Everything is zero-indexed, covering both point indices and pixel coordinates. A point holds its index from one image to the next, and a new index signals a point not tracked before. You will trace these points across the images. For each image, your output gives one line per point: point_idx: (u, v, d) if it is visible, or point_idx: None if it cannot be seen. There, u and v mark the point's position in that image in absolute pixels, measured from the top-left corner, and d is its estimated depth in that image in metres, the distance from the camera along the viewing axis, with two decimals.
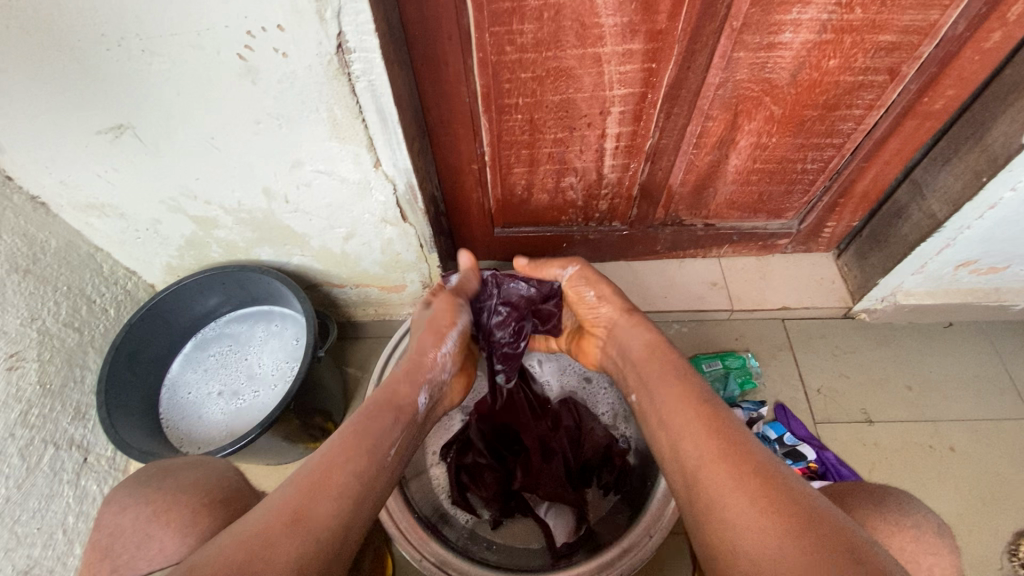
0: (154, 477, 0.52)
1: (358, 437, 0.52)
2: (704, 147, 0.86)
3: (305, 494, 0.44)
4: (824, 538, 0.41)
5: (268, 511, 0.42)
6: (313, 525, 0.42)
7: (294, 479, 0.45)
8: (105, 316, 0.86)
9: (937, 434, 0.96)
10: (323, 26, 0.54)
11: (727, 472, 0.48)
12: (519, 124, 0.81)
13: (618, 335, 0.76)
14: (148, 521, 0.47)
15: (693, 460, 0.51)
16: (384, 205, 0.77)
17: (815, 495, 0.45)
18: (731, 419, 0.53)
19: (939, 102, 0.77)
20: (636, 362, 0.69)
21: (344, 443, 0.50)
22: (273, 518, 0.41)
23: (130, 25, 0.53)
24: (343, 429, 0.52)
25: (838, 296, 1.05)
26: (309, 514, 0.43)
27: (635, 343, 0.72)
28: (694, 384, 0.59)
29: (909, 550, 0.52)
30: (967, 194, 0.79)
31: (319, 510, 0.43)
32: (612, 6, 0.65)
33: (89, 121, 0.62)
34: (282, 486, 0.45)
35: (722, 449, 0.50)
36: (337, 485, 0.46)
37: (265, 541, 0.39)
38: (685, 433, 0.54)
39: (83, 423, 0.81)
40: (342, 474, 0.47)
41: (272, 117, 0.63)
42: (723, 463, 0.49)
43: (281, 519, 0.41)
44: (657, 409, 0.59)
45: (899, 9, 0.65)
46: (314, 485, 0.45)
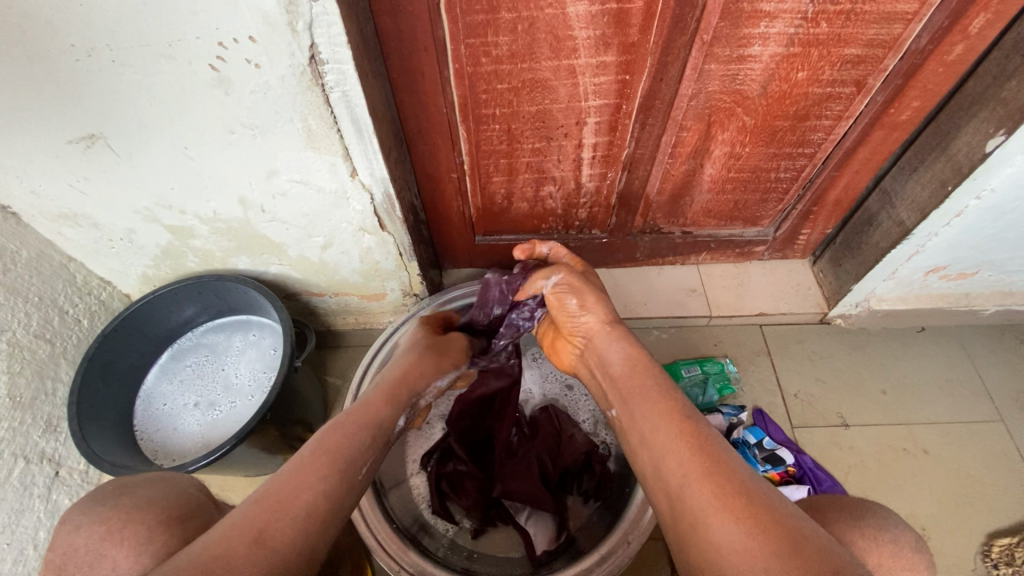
0: (123, 491, 0.51)
1: (330, 451, 0.52)
2: (679, 156, 0.87)
3: (268, 511, 0.44)
4: (806, 559, 0.42)
5: (230, 527, 0.42)
6: (272, 543, 0.42)
7: (259, 497, 0.45)
8: (78, 326, 0.85)
9: (911, 437, 0.98)
10: (295, 37, 0.54)
11: (709, 492, 0.48)
12: (496, 133, 0.81)
13: (597, 347, 0.73)
14: (118, 535, 0.47)
15: (675, 480, 0.51)
16: (362, 214, 0.77)
17: (796, 512, 0.46)
18: (712, 436, 0.54)
19: (904, 113, 0.79)
20: (615, 379, 0.67)
21: (312, 459, 0.50)
22: (235, 537, 0.41)
23: (100, 36, 0.53)
24: (314, 444, 0.52)
25: (814, 302, 1.07)
26: (272, 535, 0.43)
27: (613, 356, 0.70)
28: (675, 399, 0.59)
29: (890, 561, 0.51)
30: (934, 202, 0.81)
31: (282, 530, 0.43)
32: (585, 19, 0.66)
33: (60, 131, 0.62)
34: (246, 503, 0.45)
35: (702, 465, 0.51)
36: (303, 502, 0.46)
37: (226, 560, 0.39)
38: (668, 450, 0.54)
39: (54, 436, 0.80)
40: (309, 490, 0.47)
41: (246, 127, 0.63)
42: (704, 481, 0.49)
43: (244, 538, 0.41)
44: (638, 423, 0.60)
45: (863, 23, 0.67)
46: (278, 503, 0.45)
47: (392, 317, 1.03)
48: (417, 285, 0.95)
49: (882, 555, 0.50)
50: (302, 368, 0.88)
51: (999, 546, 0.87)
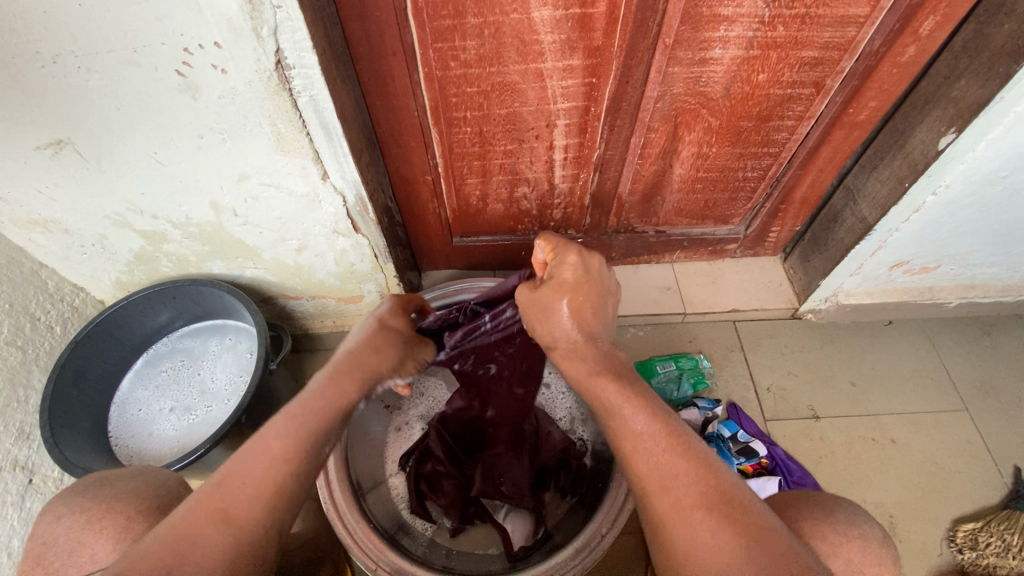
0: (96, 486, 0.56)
1: (294, 435, 0.50)
2: (649, 157, 0.89)
3: (227, 493, 0.46)
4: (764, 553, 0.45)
5: (194, 507, 0.45)
6: (237, 522, 0.45)
7: (225, 473, 0.47)
8: (52, 333, 0.84)
9: (879, 427, 1.01)
10: (260, 43, 0.55)
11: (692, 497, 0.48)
12: (468, 136, 0.83)
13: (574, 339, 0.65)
14: None
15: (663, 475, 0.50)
16: (335, 216, 0.78)
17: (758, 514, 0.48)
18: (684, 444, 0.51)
19: (863, 113, 0.82)
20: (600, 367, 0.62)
21: (278, 444, 0.49)
22: (201, 516, 0.45)
23: (65, 42, 0.53)
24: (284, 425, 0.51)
25: (785, 298, 1.10)
26: (234, 515, 0.45)
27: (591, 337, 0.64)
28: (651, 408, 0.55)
29: (854, 559, 0.52)
30: (893, 198, 0.83)
31: (246, 509, 0.46)
32: (549, 23, 0.67)
33: (28, 137, 0.62)
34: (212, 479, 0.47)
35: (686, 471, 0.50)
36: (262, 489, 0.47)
37: (191, 538, 0.43)
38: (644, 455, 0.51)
39: (28, 444, 0.79)
40: (275, 473, 0.48)
41: (216, 132, 0.63)
42: (687, 481, 0.49)
43: (208, 518, 0.45)
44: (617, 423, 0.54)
45: (819, 27, 0.69)
46: (238, 491, 0.46)
47: None
48: (394, 286, 0.96)
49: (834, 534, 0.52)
50: (278, 370, 0.88)
51: (963, 531, 0.89)
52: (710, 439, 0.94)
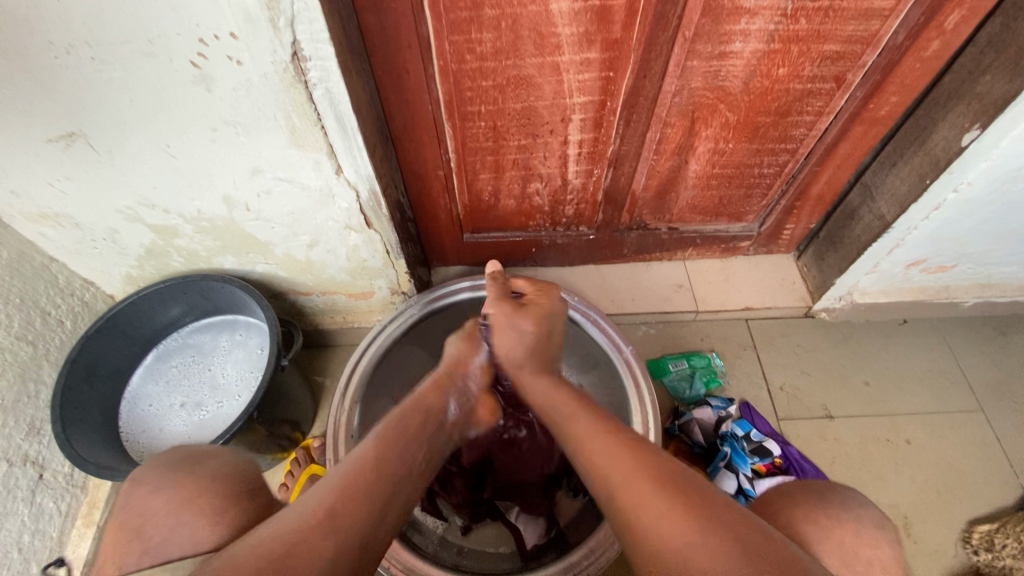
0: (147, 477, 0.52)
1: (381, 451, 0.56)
2: (664, 152, 0.88)
3: (333, 498, 0.49)
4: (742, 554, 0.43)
5: (301, 515, 0.47)
6: (343, 522, 0.47)
7: (329, 484, 0.50)
8: (62, 328, 0.84)
9: (894, 427, 1.00)
10: (276, 34, 0.54)
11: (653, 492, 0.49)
12: (482, 130, 0.82)
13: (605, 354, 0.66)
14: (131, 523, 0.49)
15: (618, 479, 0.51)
16: (348, 211, 0.77)
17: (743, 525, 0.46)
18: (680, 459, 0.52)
19: (884, 108, 0.81)
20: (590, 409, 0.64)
21: (359, 463, 0.54)
22: (308, 518, 0.46)
23: (78, 32, 0.52)
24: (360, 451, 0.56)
25: (799, 296, 1.09)
26: (342, 517, 0.47)
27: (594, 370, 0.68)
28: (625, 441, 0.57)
29: None
30: (913, 196, 0.82)
31: (353, 511, 0.48)
32: (567, 16, 0.66)
33: (39, 129, 0.61)
34: (315, 491, 0.50)
35: (644, 470, 0.51)
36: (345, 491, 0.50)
37: (302, 538, 0.44)
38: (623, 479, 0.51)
39: (38, 439, 0.79)
40: (374, 480, 0.52)
41: (229, 125, 0.63)
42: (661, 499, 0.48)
43: (315, 518, 0.46)
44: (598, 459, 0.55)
45: (842, 20, 0.68)
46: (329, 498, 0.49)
47: (380, 317, 1.03)
48: (405, 282, 0.95)
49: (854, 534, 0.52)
50: (290, 367, 0.88)
51: (979, 533, 0.88)
52: (722, 438, 0.92)
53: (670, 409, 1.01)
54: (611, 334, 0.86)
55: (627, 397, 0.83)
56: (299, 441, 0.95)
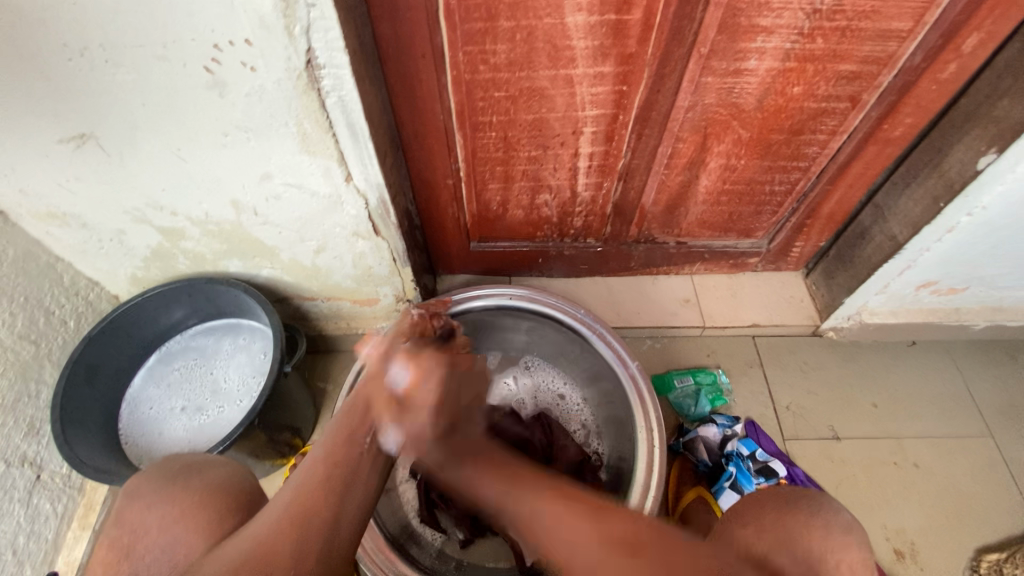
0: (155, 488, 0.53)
1: (339, 445, 0.55)
2: (675, 167, 0.88)
3: (294, 510, 0.49)
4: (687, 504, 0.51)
5: (269, 523, 0.48)
6: (302, 535, 0.47)
7: (292, 488, 0.51)
8: (65, 328, 0.83)
9: (902, 451, 0.98)
10: (291, 41, 0.53)
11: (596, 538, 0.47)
12: (493, 140, 0.81)
13: None
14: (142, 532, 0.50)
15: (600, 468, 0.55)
16: (356, 219, 0.76)
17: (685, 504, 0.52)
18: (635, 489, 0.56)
19: (898, 129, 0.80)
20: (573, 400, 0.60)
21: (312, 472, 0.52)
22: (272, 526, 0.48)
23: (94, 35, 0.52)
24: (313, 459, 0.54)
25: (806, 314, 1.08)
26: (306, 524, 0.48)
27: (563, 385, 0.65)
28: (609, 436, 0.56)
29: None
30: (926, 217, 0.81)
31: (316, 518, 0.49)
32: (583, 29, 0.66)
33: (51, 129, 0.61)
34: (281, 496, 0.51)
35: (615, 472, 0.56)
36: (298, 502, 0.50)
37: (263, 551, 0.46)
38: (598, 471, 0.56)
39: (37, 439, 0.79)
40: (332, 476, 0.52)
41: (241, 130, 0.62)
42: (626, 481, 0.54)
43: (279, 526, 0.48)
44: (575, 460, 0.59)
45: (859, 40, 0.68)
46: (284, 507, 0.49)
47: (384, 324, 1.02)
48: (410, 290, 0.94)
49: (859, 562, 0.51)
50: (292, 373, 0.87)
51: (988, 561, 0.88)
52: (727, 457, 0.90)
53: (675, 426, 1.00)
54: (617, 349, 0.86)
55: (634, 416, 0.81)
56: (299, 447, 0.95)
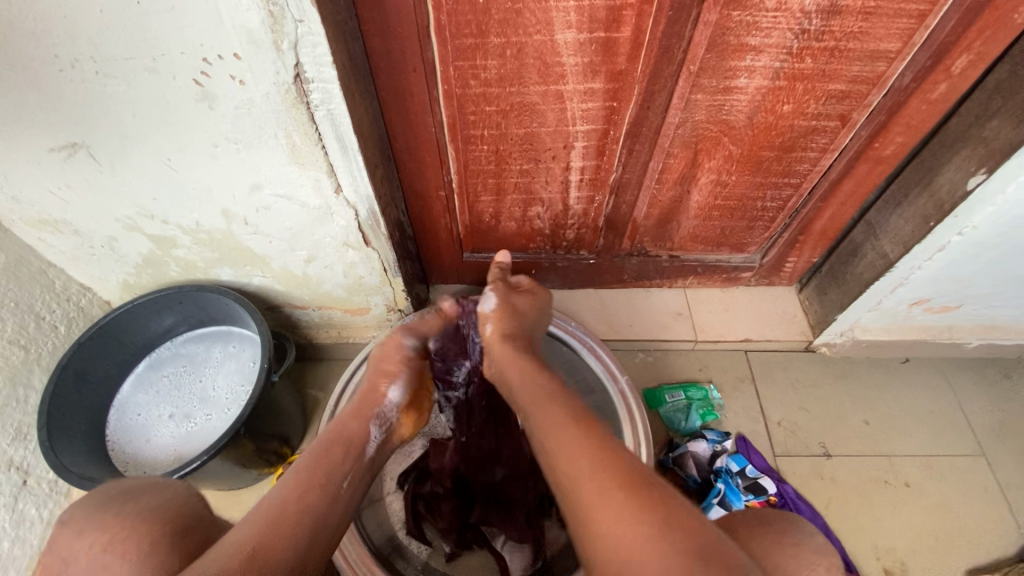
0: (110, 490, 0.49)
1: (308, 482, 0.53)
2: (666, 182, 0.88)
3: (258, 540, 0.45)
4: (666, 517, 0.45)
5: (224, 552, 0.43)
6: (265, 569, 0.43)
7: (250, 520, 0.47)
8: (55, 333, 0.83)
9: (893, 469, 0.98)
10: (279, 55, 0.54)
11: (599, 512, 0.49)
12: (484, 153, 0.82)
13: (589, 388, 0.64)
14: None
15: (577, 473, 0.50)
16: (346, 229, 0.77)
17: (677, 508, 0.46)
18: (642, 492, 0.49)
19: (889, 148, 0.80)
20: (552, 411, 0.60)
21: (278, 505, 0.49)
22: (227, 557, 0.43)
23: (85, 48, 0.52)
24: (278, 494, 0.50)
25: (799, 330, 1.07)
26: (265, 558, 0.44)
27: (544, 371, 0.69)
28: None
29: None
30: (917, 236, 0.81)
31: (277, 553, 0.45)
32: (572, 46, 0.66)
33: (42, 138, 0.61)
34: (237, 527, 0.46)
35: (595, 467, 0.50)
36: (273, 512, 0.48)
37: None
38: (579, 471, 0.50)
39: (24, 444, 0.79)
40: (296, 512, 0.49)
41: (230, 141, 0.63)
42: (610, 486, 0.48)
43: (235, 557, 0.43)
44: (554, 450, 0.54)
45: (848, 60, 0.68)
46: (243, 539, 0.45)
47: (376, 333, 1.02)
48: (401, 300, 0.94)
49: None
50: (281, 381, 0.87)
51: None
52: (716, 474, 0.91)
53: (666, 441, 0.98)
54: (607, 363, 0.86)
55: (621, 429, 0.81)
56: (287, 455, 0.94)
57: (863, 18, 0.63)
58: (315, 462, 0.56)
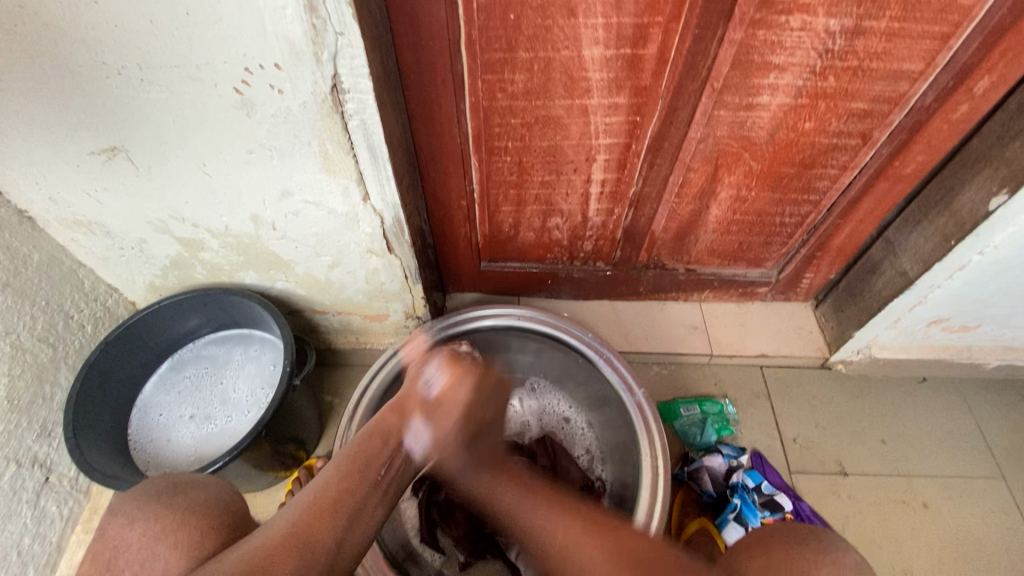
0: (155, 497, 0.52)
1: (348, 464, 0.56)
2: (685, 196, 0.89)
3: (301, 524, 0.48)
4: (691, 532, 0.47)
5: (270, 538, 0.47)
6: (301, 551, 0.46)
7: (294, 503, 0.51)
8: (82, 332, 0.85)
9: (911, 490, 0.97)
10: (318, 67, 0.56)
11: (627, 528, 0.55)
12: (507, 165, 0.83)
13: None
14: (136, 544, 0.50)
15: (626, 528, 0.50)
16: (371, 236, 0.78)
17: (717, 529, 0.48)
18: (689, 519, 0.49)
19: (909, 166, 0.81)
20: None
21: (320, 490, 0.52)
22: (273, 539, 0.47)
23: (132, 56, 0.54)
24: (322, 480, 0.54)
25: (815, 346, 1.07)
26: (305, 539, 0.47)
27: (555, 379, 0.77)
28: None
29: None
30: (937, 254, 0.81)
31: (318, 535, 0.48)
32: (599, 61, 0.68)
33: (83, 142, 0.63)
34: (284, 509, 0.50)
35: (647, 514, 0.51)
36: (294, 524, 0.48)
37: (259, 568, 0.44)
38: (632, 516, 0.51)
39: (48, 441, 0.80)
40: (336, 492, 0.52)
41: (265, 148, 0.64)
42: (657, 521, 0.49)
43: (280, 539, 0.47)
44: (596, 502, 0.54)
45: (871, 80, 0.69)
46: (287, 522, 0.49)
47: (393, 339, 1.03)
48: (420, 307, 0.95)
49: None
50: (301, 385, 0.88)
51: None
52: (732, 489, 0.89)
53: (680, 454, 0.99)
54: (623, 374, 0.85)
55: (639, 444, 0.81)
56: (302, 459, 0.95)
57: (887, 39, 0.64)
58: (355, 450, 0.59)
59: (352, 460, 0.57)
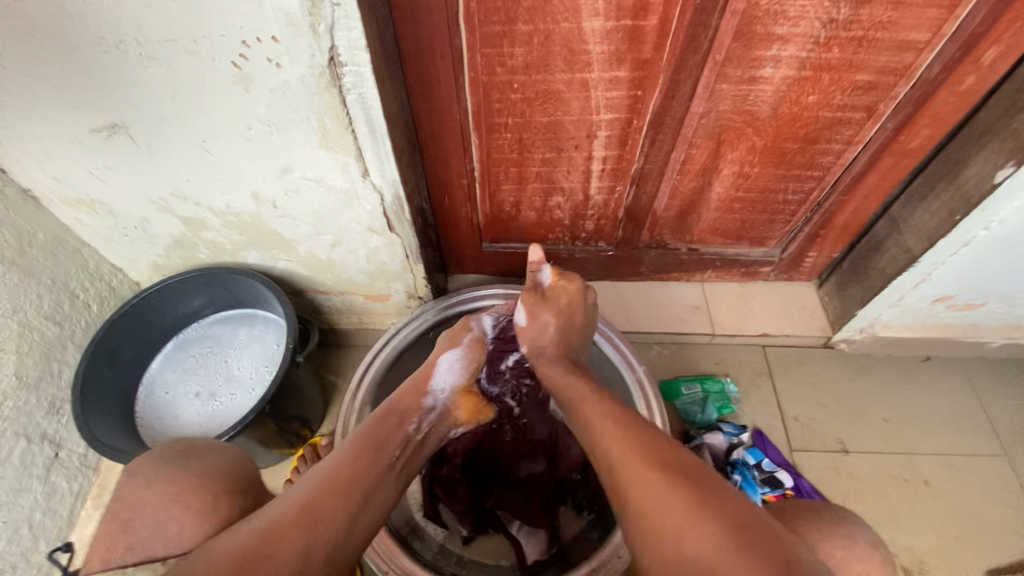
0: None
1: (362, 443, 0.59)
2: (687, 173, 0.88)
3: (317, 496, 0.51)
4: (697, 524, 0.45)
5: (288, 507, 0.50)
6: (317, 522, 0.49)
7: (310, 476, 0.54)
8: (88, 312, 0.86)
9: (912, 467, 0.97)
10: (314, 38, 0.55)
11: None
12: (507, 142, 0.83)
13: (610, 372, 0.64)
14: None
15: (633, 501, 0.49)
16: (372, 214, 0.78)
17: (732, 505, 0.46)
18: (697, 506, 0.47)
19: (914, 141, 0.80)
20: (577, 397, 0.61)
21: (334, 465, 0.55)
22: (290, 508, 0.49)
23: (128, 29, 0.54)
24: (336, 457, 0.57)
25: (818, 325, 1.07)
26: (322, 507, 0.50)
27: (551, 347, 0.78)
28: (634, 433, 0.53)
29: None
30: (942, 230, 0.81)
31: (334, 504, 0.51)
32: (599, 33, 0.67)
33: (83, 119, 0.63)
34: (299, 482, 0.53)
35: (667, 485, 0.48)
36: (310, 494, 0.51)
37: (276, 537, 0.47)
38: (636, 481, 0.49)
39: (57, 419, 0.82)
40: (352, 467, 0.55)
41: (264, 124, 0.64)
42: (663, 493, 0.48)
43: (296, 508, 0.49)
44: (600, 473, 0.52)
45: (876, 51, 0.68)
46: (303, 492, 0.51)
47: (396, 320, 1.04)
48: (421, 287, 0.96)
49: None
50: (304, 364, 0.89)
51: None
52: (733, 466, 0.91)
53: (681, 433, 0.99)
54: (624, 352, 0.86)
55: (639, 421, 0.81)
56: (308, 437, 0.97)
57: (892, 8, 0.63)
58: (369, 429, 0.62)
59: (365, 438, 0.60)
